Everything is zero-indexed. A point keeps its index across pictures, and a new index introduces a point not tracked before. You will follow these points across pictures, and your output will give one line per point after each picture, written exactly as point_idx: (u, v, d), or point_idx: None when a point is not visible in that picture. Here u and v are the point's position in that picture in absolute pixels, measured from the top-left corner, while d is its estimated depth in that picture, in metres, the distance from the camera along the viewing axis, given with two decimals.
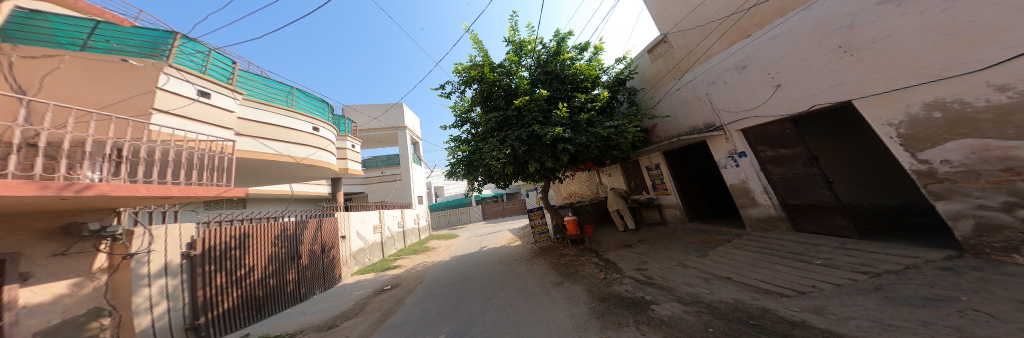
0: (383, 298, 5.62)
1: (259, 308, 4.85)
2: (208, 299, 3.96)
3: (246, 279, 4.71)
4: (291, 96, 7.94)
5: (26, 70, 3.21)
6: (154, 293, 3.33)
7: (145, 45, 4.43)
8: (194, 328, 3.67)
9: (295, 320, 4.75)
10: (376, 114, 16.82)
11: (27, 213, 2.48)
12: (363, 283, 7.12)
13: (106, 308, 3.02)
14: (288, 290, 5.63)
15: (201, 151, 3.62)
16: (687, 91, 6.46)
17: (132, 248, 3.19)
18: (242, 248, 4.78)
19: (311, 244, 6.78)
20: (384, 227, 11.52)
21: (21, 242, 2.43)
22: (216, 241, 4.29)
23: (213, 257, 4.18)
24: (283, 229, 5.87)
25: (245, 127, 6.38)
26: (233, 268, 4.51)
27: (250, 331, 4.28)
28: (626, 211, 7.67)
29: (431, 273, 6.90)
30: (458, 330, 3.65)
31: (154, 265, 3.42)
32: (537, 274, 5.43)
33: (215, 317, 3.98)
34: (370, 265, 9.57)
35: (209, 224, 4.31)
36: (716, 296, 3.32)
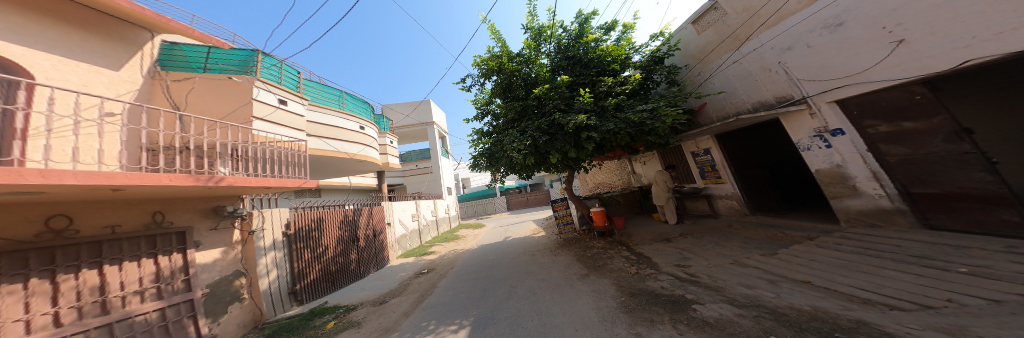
0: (423, 280, 6.26)
1: (333, 282, 5.99)
2: (300, 271, 5.14)
3: (324, 257, 5.91)
4: (342, 99, 9.22)
5: (177, 91, 4.82)
6: (268, 263, 4.55)
7: (236, 64, 5.51)
8: (293, 293, 4.96)
9: (357, 294, 5.69)
10: (407, 111, 18.50)
11: (188, 199, 3.71)
12: (406, 265, 8.08)
13: (242, 270, 4.25)
14: (351, 268, 6.72)
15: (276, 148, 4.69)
16: (753, 61, 5.36)
17: (252, 227, 4.42)
18: (317, 227, 5.92)
19: (366, 229, 7.89)
20: (420, 215, 12.68)
21: (190, 219, 3.69)
22: (301, 223, 5.45)
23: (300, 237, 5.35)
24: (346, 215, 7.03)
25: (315, 130, 7.87)
26: (314, 247, 5.69)
27: (327, 299, 5.34)
28: (670, 202, 6.78)
29: (462, 260, 7.33)
30: (485, 314, 3.79)
31: (267, 240, 4.63)
32: (562, 265, 5.23)
33: (307, 287, 5.22)
34: (411, 250, 10.71)
35: (298, 210, 5.59)
36: (786, 302, 2.67)
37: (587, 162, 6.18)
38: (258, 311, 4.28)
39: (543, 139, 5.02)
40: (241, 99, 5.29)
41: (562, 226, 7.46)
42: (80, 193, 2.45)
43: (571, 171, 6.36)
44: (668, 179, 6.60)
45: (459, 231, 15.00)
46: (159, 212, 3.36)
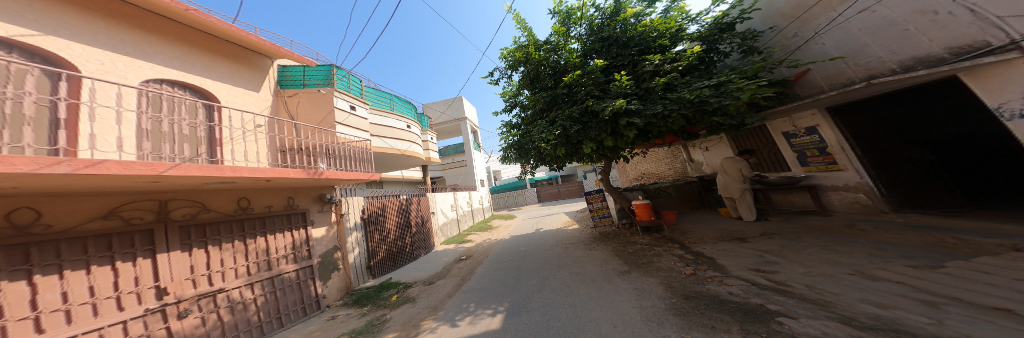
0: (463, 265, 6.69)
1: (394, 261, 7.10)
2: (372, 248, 6.39)
3: (388, 238, 7.11)
4: (394, 102, 9.70)
5: (292, 104, 6.44)
6: (354, 241, 5.92)
7: (321, 78, 6.79)
8: (369, 267, 6.19)
9: (412, 273, 6.62)
10: (443, 109, 19.86)
11: (308, 189, 5.16)
12: (447, 251, 8.90)
13: (338, 247, 5.58)
14: (405, 250, 7.78)
15: (350, 147, 5.78)
16: (901, 3, 3.72)
17: (342, 210, 5.82)
18: (382, 211, 7.12)
19: (417, 216, 9.05)
20: (458, 206, 13.59)
21: (307, 202, 5.13)
22: (371, 210, 6.73)
23: (371, 220, 6.63)
24: (402, 203, 8.22)
25: (379, 131, 8.57)
26: (380, 229, 6.90)
27: (391, 276, 6.42)
28: (744, 195, 5.44)
29: (495, 249, 7.61)
30: (518, 302, 3.58)
31: (351, 221, 6.03)
32: (598, 261, 4.72)
33: (378, 263, 6.45)
34: (452, 238, 11.73)
35: (371, 198, 6.89)
36: (956, 331, 1.48)
37: (628, 151, 5.49)
38: (349, 279, 5.58)
39: (574, 129, 4.64)
40: (326, 108, 6.55)
41: (597, 218, 7.00)
42: (257, 181, 3.70)
43: (609, 160, 5.77)
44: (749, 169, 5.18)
45: (493, 221, 15.63)
46: (290, 197, 4.79)
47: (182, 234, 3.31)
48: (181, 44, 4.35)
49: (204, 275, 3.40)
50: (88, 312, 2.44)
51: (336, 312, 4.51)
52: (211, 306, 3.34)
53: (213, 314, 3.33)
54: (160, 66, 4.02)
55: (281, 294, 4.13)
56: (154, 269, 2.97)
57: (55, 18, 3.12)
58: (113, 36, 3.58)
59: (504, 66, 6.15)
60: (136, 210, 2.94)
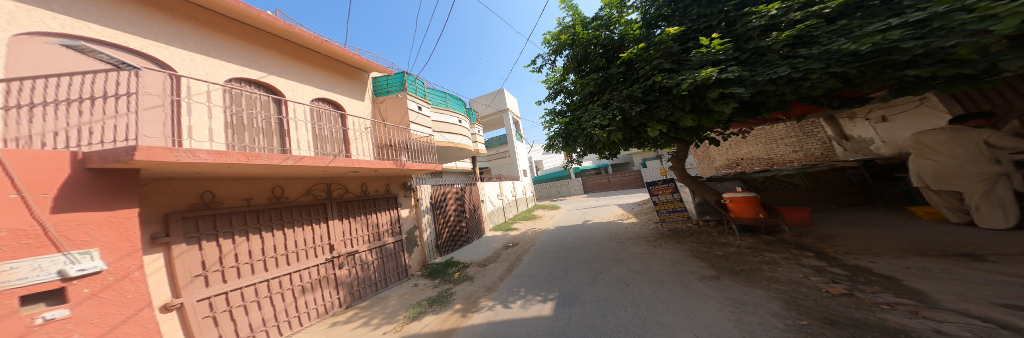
0: (515, 252, 6.88)
1: (455, 243, 7.88)
2: (439, 230, 7.19)
3: (449, 222, 7.84)
4: (446, 98, 10.38)
5: (385, 109, 6.92)
6: (427, 222, 6.70)
7: (398, 84, 7.02)
8: (437, 246, 7.02)
9: (466, 254, 7.28)
10: (487, 102, 20.40)
11: (397, 177, 5.91)
12: (496, 237, 9.38)
13: (415, 226, 6.29)
14: (463, 233, 8.51)
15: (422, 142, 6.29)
16: None
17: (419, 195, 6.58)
18: (445, 197, 7.82)
19: (470, 204, 9.74)
20: (503, 195, 14.01)
21: (395, 187, 5.82)
22: (437, 196, 7.46)
23: (438, 205, 7.37)
24: (460, 191, 8.90)
25: (439, 126, 9.43)
26: (445, 214, 7.63)
27: (454, 255, 7.16)
28: (995, 185, 3.55)
29: (542, 238, 7.72)
30: (568, 294, 3.46)
31: (425, 202, 6.83)
32: (678, 265, 4.00)
33: (443, 243, 7.23)
34: (499, 224, 12.31)
35: (437, 186, 7.65)
36: None
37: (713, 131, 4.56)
38: (425, 254, 6.36)
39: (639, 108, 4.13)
40: (402, 109, 6.92)
41: (661, 213, 6.44)
42: (363, 173, 4.60)
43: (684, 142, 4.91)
44: (1012, 138, 3.43)
45: (538, 211, 15.73)
46: (388, 183, 5.63)
47: (341, 206, 4.55)
48: (327, 70, 5.45)
49: (350, 238, 4.57)
50: (291, 259, 3.69)
51: (417, 281, 5.29)
52: (354, 262, 4.49)
53: (345, 271, 4.32)
54: (319, 89, 5.19)
55: (386, 259, 5.12)
56: (326, 232, 4.22)
57: (274, 62, 4.51)
58: (297, 70, 4.85)
59: (546, 52, 5.81)
60: (319, 189, 4.25)
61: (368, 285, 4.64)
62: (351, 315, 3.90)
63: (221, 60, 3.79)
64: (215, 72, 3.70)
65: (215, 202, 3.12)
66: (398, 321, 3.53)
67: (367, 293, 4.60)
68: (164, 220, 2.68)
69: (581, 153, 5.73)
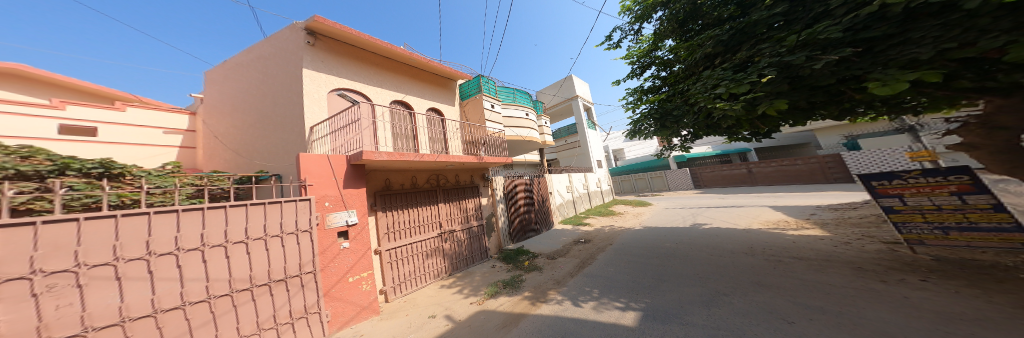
0: (589, 249, 6.41)
1: (525, 231, 8.13)
2: (511, 219, 7.55)
3: (520, 212, 8.10)
4: (514, 94, 10.58)
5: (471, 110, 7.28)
6: (501, 210, 7.15)
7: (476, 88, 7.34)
8: (510, 234, 7.41)
9: (537, 245, 7.36)
10: (555, 92, 19.72)
11: (479, 170, 6.44)
12: (567, 231, 9.06)
13: (493, 214, 6.80)
14: (533, 223, 8.63)
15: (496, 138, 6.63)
16: None
17: (495, 186, 7.04)
18: (516, 189, 8.08)
19: (539, 195, 9.69)
20: (573, 187, 13.36)
21: (477, 179, 6.35)
22: (510, 187, 7.79)
23: (510, 195, 7.72)
24: (528, 183, 8.93)
25: (509, 121, 9.83)
26: (516, 205, 7.91)
27: (525, 244, 7.40)
28: None
29: (620, 238, 6.90)
30: (660, 306, 2.89)
31: (500, 193, 7.29)
32: (873, 289, 2.53)
33: (515, 231, 7.57)
34: (569, 218, 11.85)
35: (509, 178, 7.97)
36: None
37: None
38: (500, 240, 6.84)
39: (847, 52, 2.16)
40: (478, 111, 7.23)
41: (909, 229, 3.46)
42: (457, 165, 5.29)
43: (1001, 104, 2.12)
44: None
45: (616, 207, 14.14)
46: (473, 176, 6.23)
47: (450, 194, 5.47)
48: (442, 88, 6.52)
49: (449, 219, 5.36)
50: (419, 231, 4.71)
51: (494, 263, 5.77)
52: (451, 239, 5.27)
53: (447, 245, 5.13)
54: (431, 101, 6.10)
55: (472, 241, 5.77)
56: (441, 212, 5.19)
57: (416, 85, 5.84)
58: (427, 91, 6.09)
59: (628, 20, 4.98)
60: (431, 180, 5.12)
61: (462, 259, 5.38)
62: (450, 282, 4.62)
63: (393, 92, 5.31)
64: (385, 98, 5.15)
65: (388, 186, 4.35)
66: (480, 295, 3.92)
67: (461, 266, 5.33)
68: (375, 196, 4.14)
69: (692, 136, 4.48)
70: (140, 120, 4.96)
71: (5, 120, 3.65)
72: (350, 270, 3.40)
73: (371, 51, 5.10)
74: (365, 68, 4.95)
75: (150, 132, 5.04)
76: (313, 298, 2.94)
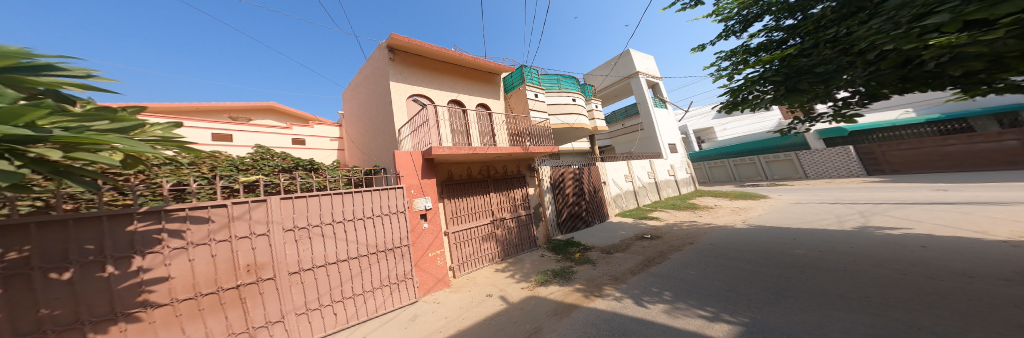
0: (650, 245, 5.72)
1: (576, 222, 7.76)
2: (559, 209, 7.31)
3: (569, 202, 7.74)
4: (559, 80, 9.97)
5: (514, 102, 7.22)
6: (548, 200, 7.00)
7: (519, 78, 7.21)
8: (559, 224, 7.20)
9: (589, 238, 6.92)
10: (607, 72, 17.69)
11: (525, 160, 6.42)
12: (626, 225, 8.23)
13: (541, 203, 6.76)
14: (584, 215, 8.14)
15: (542, 127, 6.47)
16: None
17: (541, 176, 6.91)
18: (564, 180, 7.71)
19: (590, 184, 9.00)
20: (632, 176, 11.94)
21: (523, 169, 6.33)
22: (556, 177, 7.48)
23: (557, 185, 7.44)
24: (576, 173, 8.36)
25: (554, 109, 9.38)
26: (564, 195, 7.58)
27: (575, 235, 7.09)
28: None
29: (695, 237, 5.86)
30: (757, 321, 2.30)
31: (546, 183, 7.13)
32: None
33: (564, 221, 7.32)
34: (629, 211, 10.75)
35: (555, 168, 7.64)
36: None
37: None
38: (548, 230, 6.75)
39: None
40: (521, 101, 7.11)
41: None
42: (505, 156, 5.39)
43: None
44: None
45: (698, 201, 11.97)
46: (520, 166, 6.26)
47: (500, 184, 5.67)
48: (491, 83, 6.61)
49: (499, 208, 5.55)
50: (476, 217, 5.08)
51: (543, 252, 5.74)
52: (501, 226, 5.46)
53: (499, 232, 5.37)
54: (479, 96, 6.24)
55: (521, 229, 5.86)
56: (492, 201, 5.43)
57: (469, 83, 6.11)
58: (478, 88, 6.29)
59: None
60: (485, 170, 5.41)
61: (512, 246, 5.56)
62: (503, 267, 4.83)
63: (450, 92, 5.70)
64: (442, 97, 5.52)
65: (451, 176, 4.83)
66: (531, 282, 3.98)
67: (512, 252, 5.51)
68: (443, 186, 4.70)
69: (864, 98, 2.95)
70: (324, 133, 7.42)
71: (264, 137, 6.39)
72: (429, 247, 3.93)
73: (430, 57, 5.45)
74: (427, 74, 5.38)
75: (323, 140, 7.37)
76: (406, 268, 3.55)
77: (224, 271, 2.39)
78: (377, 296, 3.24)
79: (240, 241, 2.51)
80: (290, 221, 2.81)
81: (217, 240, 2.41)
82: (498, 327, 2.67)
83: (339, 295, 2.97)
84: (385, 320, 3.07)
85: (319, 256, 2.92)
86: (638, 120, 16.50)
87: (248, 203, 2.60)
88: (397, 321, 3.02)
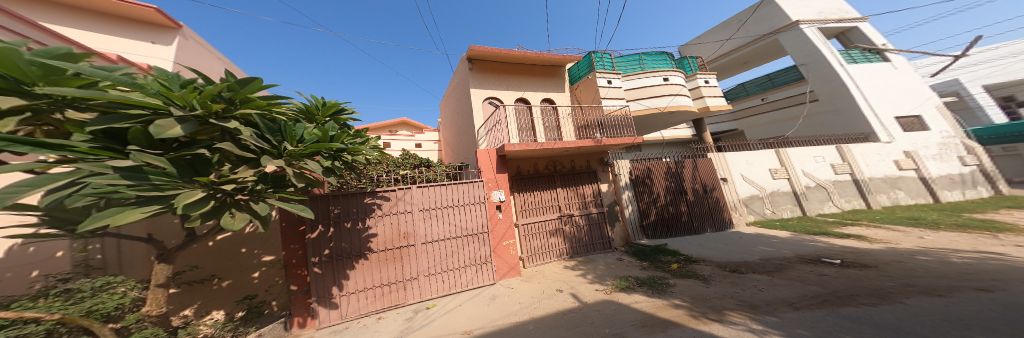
0: (814, 269, 3.71)
1: (669, 227, 6.32)
2: (643, 210, 6.21)
3: (658, 203, 6.38)
4: (642, 60, 8.52)
5: (585, 92, 6.74)
6: (627, 198, 6.10)
7: (587, 66, 6.89)
8: (642, 227, 6.11)
9: (698, 249, 5.19)
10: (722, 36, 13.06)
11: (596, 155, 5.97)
12: (773, 239, 5.66)
13: (617, 201, 6.10)
14: (683, 219, 6.47)
15: (619, 117, 5.78)
16: None
17: (616, 171, 6.16)
18: (650, 178, 6.47)
19: (693, 182, 7.01)
20: (782, 171, 8.25)
21: (594, 164, 5.91)
22: (638, 172, 6.39)
23: (639, 181, 6.32)
24: (669, 168, 6.77)
25: (633, 93, 8.01)
26: (650, 193, 6.33)
27: (668, 243, 5.75)
28: None
29: (917, 266, 3.47)
30: None
31: (625, 181, 6.23)
32: None
33: (651, 224, 6.16)
34: (774, 221, 7.49)
35: (636, 161, 6.55)
36: None
37: None
38: (628, 232, 5.97)
39: None
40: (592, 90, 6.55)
41: None
42: (573, 151, 5.14)
43: None
44: None
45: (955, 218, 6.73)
46: (588, 160, 5.86)
47: (567, 180, 5.55)
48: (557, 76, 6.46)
49: (567, 204, 5.43)
50: (543, 211, 5.21)
51: (620, 256, 5.07)
52: (570, 223, 5.34)
53: (567, 228, 5.29)
54: (545, 91, 6.23)
55: (592, 228, 5.51)
56: (559, 197, 5.40)
57: (536, 79, 6.19)
58: (545, 83, 6.27)
59: None
60: (555, 165, 5.47)
61: (582, 244, 5.33)
62: (572, 265, 4.69)
63: (517, 90, 5.95)
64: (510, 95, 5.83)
65: (519, 171, 5.14)
66: (607, 285, 3.32)
67: (581, 251, 5.30)
68: (512, 181, 5.08)
69: None
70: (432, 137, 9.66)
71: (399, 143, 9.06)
72: (501, 237, 4.04)
73: (500, 61, 5.87)
74: (497, 78, 5.86)
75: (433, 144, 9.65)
76: (484, 252, 3.84)
77: (395, 235, 3.29)
78: (466, 273, 3.68)
79: (397, 216, 3.34)
80: (426, 203, 3.54)
81: (383, 214, 3.28)
82: (573, 325, 2.37)
83: (447, 265, 3.56)
84: (473, 295, 3.43)
85: (438, 232, 3.56)
86: (807, 87, 11.22)
87: (403, 189, 3.44)
88: (481, 298, 3.29)
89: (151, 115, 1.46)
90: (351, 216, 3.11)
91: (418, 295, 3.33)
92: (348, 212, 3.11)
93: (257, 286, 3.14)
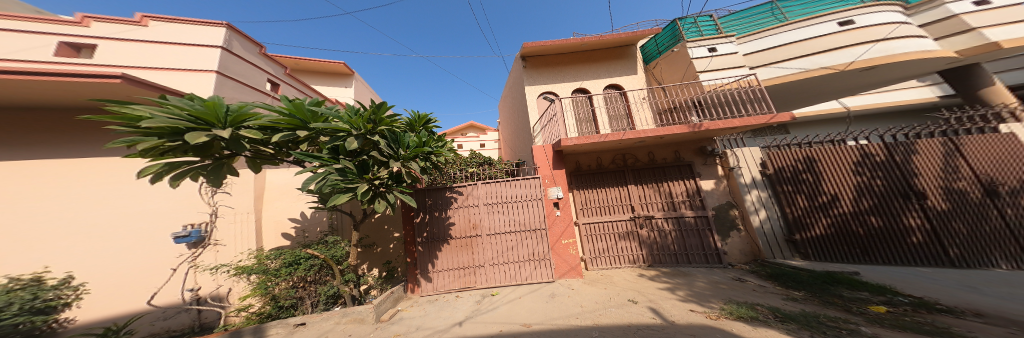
0: None
1: (867, 249, 3.71)
2: (798, 218, 4.07)
3: (835, 208, 3.91)
4: (779, 10, 6.08)
5: (670, 70, 5.57)
6: (755, 201, 4.36)
7: (671, 37, 5.68)
8: (793, 242, 4.09)
9: (949, 291, 2.50)
10: None
11: (689, 143, 4.66)
12: None
13: (733, 203, 4.51)
14: (912, 241, 3.57)
15: (735, 91, 4.24)
16: None
17: (731, 164, 4.54)
18: (816, 172, 4.10)
19: (947, 179, 3.73)
20: None
21: (688, 156, 4.65)
22: (781, 163, 4.31)
23: (786, 178, 4.23)
24: (866, 154, 4.03)
25: (757, 56, 5.73)
26: (812, 193, 4.04)
27: (861, 271, 3.31)
28: None
29: None
30: None
31: (751, 178, 4.49)
32: None
33: (813, 239, 3.94)
34: None
35: (777, 147, 4.44)
36: None
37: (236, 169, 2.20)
38: (757, 245, 4.28)
39: None
40: (678, 66, 5.38)
41: None
42: (652, 140, 4.26)
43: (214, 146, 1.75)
44: None
45: None
46: (676, 151, 4.68)
47: (645, 173, 4.58)
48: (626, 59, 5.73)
49: (646, 203, 4.45)
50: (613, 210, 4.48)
51: (740, 275, 3.45)
52: (651, 227, 4.32)
53: (644, 232, 4.30)
54: (610, 77, 5.64)
55: (686, 236, 4.22)
56: (632, 194, 4.51)
57: (600, 66, 5.73)
58: (609, 69, 5.69)
59: None
60: (628, 158, 4.67)
61: (669, 254, 4.17)
62: (651, 275, 3.71)
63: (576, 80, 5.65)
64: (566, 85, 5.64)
65: (580, 167, 4.72)
66: (711, 308, 2.37)
67: (667, 261, 4.17)
68: (572, 177, 4.72)
69: None
70: None
71: None
72: (562, 235, 3.89)
73: (556, 53, 5.72)
74: (554, 70, 5.76)
75: None
76: (543, 249, 3.83)
77: (466, 225, 3.88)
78: (526, 267, 3.80)
79: (469, 208, 3.94)
80: (490, 198, 3.98)
81: (458, 207, 3.94)
82: None
83: (508, 258, 3.81)
84: (532, 289, 3.46)
85: (501, 225, 3.89)
86: None
87: (472, 185, 4.00)
88: (539, 294, 3.22)
89: (345, 135, 2.50)
90: (438, 207, 3.91)
91: (485, 282, 3.74)
92: (436, 203, 3.93)
93: (392, 254, 4.55)
